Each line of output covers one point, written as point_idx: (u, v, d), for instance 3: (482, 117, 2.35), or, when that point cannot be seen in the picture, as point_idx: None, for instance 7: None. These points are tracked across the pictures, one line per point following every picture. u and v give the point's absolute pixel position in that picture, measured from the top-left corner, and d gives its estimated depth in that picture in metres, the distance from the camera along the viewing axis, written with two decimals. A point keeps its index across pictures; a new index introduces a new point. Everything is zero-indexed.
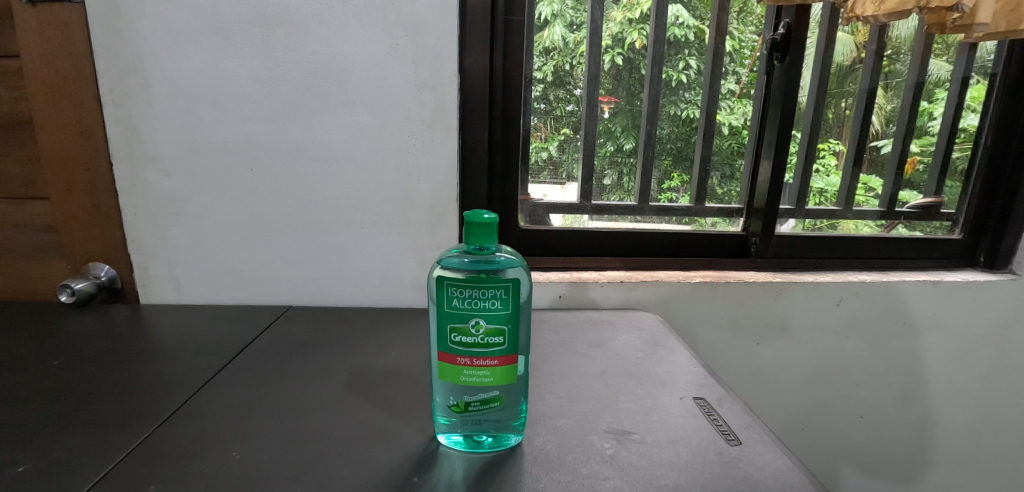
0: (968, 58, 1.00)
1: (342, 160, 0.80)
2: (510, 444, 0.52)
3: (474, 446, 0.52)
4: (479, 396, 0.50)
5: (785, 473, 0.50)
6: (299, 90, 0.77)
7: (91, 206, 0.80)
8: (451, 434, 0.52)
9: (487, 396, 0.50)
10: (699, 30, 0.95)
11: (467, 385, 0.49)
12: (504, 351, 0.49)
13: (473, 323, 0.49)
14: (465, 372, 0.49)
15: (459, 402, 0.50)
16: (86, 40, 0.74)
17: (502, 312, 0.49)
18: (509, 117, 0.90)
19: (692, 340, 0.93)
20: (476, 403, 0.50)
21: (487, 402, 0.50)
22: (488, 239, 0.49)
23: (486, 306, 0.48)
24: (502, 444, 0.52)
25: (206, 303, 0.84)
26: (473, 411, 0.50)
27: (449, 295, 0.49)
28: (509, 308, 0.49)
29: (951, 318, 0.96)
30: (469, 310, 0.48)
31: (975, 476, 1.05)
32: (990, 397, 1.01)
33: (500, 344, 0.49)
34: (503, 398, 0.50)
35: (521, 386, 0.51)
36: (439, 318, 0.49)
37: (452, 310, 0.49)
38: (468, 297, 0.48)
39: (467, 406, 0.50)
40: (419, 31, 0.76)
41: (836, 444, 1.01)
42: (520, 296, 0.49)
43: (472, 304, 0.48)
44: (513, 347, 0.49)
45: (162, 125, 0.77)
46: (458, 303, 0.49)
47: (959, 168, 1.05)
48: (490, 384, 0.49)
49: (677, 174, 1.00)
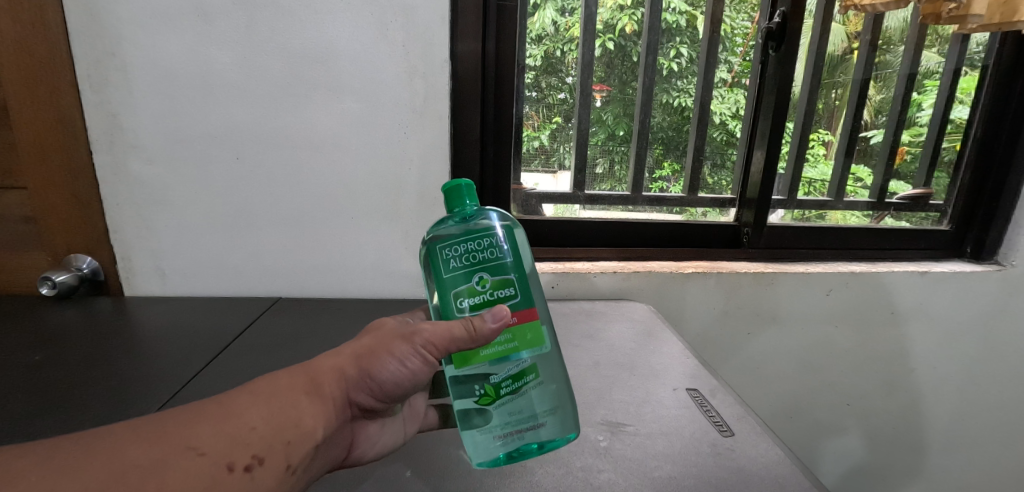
0: (960, 49, 1.00)
1: (330, 148, 0.78)
2: (558, 432, 0.49)
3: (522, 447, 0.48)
4: (509, 373, 0.47)
5: (778, 464, 0.50)
6: (285, 76, 0.75)
7: (71, 196, 0.77)
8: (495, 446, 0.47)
9: (516, 371, 0.47)
10: (691, 16, 0.94)
11: (488, 361, 0.47)
12: (517, 305, 0.48)
13: (479, 279, 0.48)
14: (484, 348, 0.47)
15: (488, 387, 0.47)
16: (62, 24, 0.71)
17: (502, 261, 0.48)
18: (501, 105, 0.88)
19: (683, 330, 0.93)
20: (506, 383, 0.47)
21: (519, 378, 0.48)
22: (467, 196, 0.51)
23: (485, 258, 0.48)
24: (553, 435, 0.48)
25: (193, 294, 0.83)
26: (506, 395, 0.47)
27: (446, 258, 0.48)
28: (509, 256, 0.49)
29: (938, 308, 0.97)
30: (469, 267, 0.48)
31: (956, 461, 1.07)
32: (974, 385, 1.03)
33: (511, 296, 0.48)
34: (536, 368, 0.48)
35: (548, 356, 0.50)
36: (440, 287, 0.49)
37: (452, 272, 0.48)
38: (465, 253, 0.48)
39: (498, 390, 0.47)
40: (408, 16, 0.75)
41: (823, 431, 1.02)
42: (515, 243, 0.50)
43: (471, 259, 0.48)
44: (525, 299, 0.48)
45: (143, 113, 0.75)
46: (456, 262, 0.48)
47: (948, 158, 1.05)
48: (517, 353, 0.48)
49: (669, 163, 0.99)
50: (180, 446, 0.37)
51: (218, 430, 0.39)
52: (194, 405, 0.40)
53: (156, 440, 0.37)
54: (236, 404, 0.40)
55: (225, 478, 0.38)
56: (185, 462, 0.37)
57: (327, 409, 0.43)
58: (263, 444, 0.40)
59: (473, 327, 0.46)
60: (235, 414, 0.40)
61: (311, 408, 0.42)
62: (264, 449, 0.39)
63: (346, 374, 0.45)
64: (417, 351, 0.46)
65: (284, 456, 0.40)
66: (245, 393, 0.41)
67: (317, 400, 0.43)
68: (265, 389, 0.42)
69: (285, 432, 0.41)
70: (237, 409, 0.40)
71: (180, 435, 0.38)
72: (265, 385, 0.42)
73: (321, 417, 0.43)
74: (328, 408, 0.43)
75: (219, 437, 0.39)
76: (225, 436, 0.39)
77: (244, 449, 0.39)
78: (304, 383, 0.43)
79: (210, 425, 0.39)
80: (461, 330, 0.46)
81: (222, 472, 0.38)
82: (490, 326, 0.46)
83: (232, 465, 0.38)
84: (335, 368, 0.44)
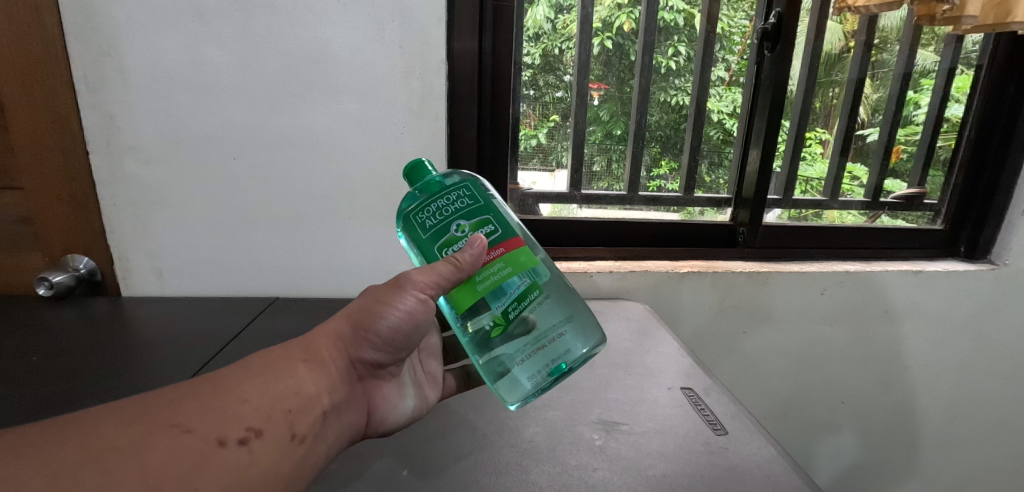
0: (954, 48, 1.00)
1: (327, 148, 0.78)
2: (577, 343, 0.50)
3: (552, 364, 0.49)
4: (512, 296, 0.49)
5: (770, 462, 0.51)
6: (282, 76, 0.75)
7: (68, 196, 0.78)
8: (524, 372, 0.49)
9: (520, 292, 0.49)
10: (688, 15, 0.95)
11: (488, 291, 0.49)
12: (499, 238, 0.50)
13: (456, 228, 0.50)
14: (478, 277, 0.49)
15: (497, 316, 0.49)
16: (58, 24, 0.71)
17: (473, 206, 0.51)
18: (498, 104, 0.88)
19: (679, 329, 0.94)
20: (514, 306, 0.49)
21: (524, 298, 0.49)
22: (426, 166, 0.54)
23: (456, 209, 0.50)
24: (574, 347, 0.50)
25: (190, 295, 0.83)
26: (516, 318, 0.49)
27: (420, 222, 0.51)
28: (478, 200, 0.51)
29: (931, 306, 0.98)
30: (443, 221, 0.50)
31: (950, 458, 1.08)
32: (966, 383, 1.04)
33: (491, 232, 0.50)
34: (538, 285, 0.50)
35: (546, 274, 0.52)
36: (424, 247, 0.51)
37: (431, 231, 0.50)
38: (437, 211, 0.50)
39: (506, 315, 0.49)
40: (405, 15, 0.75)
41: (818, 429, 1.03)
42: (482, 190, 0.52)
43: (444, 213, 0.50)
44: (505, 232, 0.50)
45: (140, 113, 0.75)
46: (431, 221, 0.50)
47: (943, 157, 1.05)
48: (512, 275, 0.49)
49: (666, 162, 1.00)
50: (165, 424, 0.38)
51: (204, 408, 0.39)
52: (177, 385, 0.40)
53: (138, 420, 0.38)
54: (227, 380, 0.41)
55: (217, 452, 0.38)
56: (172, 438, 0.37)
57: (323, 372, 0.45)
58: (256, 416, 0.41)
59: (453, 258, 0.48)
60: (225, 390, 0.41)
61: (307, 373, 0.44)
62: (257, 421, 0.40)
63: (341, 335, 0.47)
64: (406, 293, 0.48)
65: (283, 426, 0.41)
66: (237, 369, 0.43)
67: (315, 366, 0.45)
68: (258, 364, 0.43)
69: (283, 402, 0.42)
70: (228, 385, 0.41)
71: (162, 415, 0.38)
72: (256, 361, 0.43)
73: (319, 380, 0.44)
74: (328, 372, 0.45)
75: (206, 416, 0.39)
76: (213, 413, 0.39)
77: (235, 423, 0.40)
78: (299, 353, 0.45)
79: (197, 403, 0.39)
80: (444, 265, 0.48)
81: (212, 446, 0.38)
82: (470, 254, 0.49)
83: (223, 439, 0.39)
84: (330, 334, 0.47)
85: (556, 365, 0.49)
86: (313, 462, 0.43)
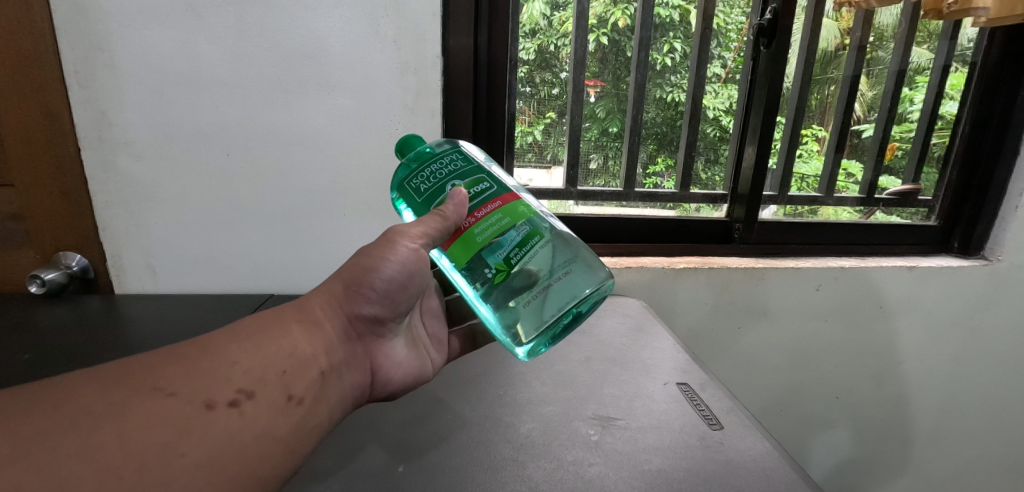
0: (949, 47, 1.00)
1: (321, 145, 0.78)
2: (586, 282, 0.50)
3: (562, 305, 0.48)
4: (512, 244, 0.49)
5: (765, 457, 0.51)
6: (276, 72, 0.75)
7: (60, 194, 0.77)
8: (535, 317, 0.48)
9: (521, 239, 0.49)
10: (684, 11, 0.94)
11: (486, 241, 0.49)
12: (494, 194, 0.51)
13: (451, 187, 0.51)
14: (477, 230, 0.49)
15: (500, 264, 0.49)
16: (49, 20, 0.71)
17: (466, 168, 0.52)
18: (493, 101, 0.88)
19: (674, 325, 0.94)
20: (516, 252, 0.49)
21: (525, 244, 0.49)
22: (416, 140, 0.55)
23: (450, 171, 0.52)
24: (582, 288, 0.49)
25: (184, 292, 0.83)
26: (520, 264, 0.49)
27: (415, 188, 0.52)
28: (470, 163, 0.53)
29: (926, 302, 0.98)
30: (438, 184, 0.51)
31: (943, 452, 1.09)
32: (959, 378, 1.04)
33: (486, 189, 0.51)
34: (538, 231, 0.50)
35: (546, 223, 0.52)
36: (419, 212, 0.52)
37: (425, 195, 0.51)
38: (430, 176, 0.51)
39: (509, 262, 0.49)
40: (399, 11, 0.75)
41: (813, 423, 1.03)
42: (473, 155, 0.54)
43: (437, 178, 0.51)
44: (500, 188, 0.51)
45: (132, 109, 0.74)
46: (425, 187, 0.51)
47: (937, 154, 1.05)
48: (510, 223, 0.50)
49: (662, 159, 1.00)
50: (148, 389, 0.38)
51: (190, 373, 0.39)
52: (162, 351, 0.40)
53: (119, 385, 0.37)
54: (215, 345, 0.41)
55: (206, 416, 0.38)
56: (156, 403, 0.37)
57: (316, 331, 0.45)
58: (247, 379, 0.41)
59: (439, 210, 0.49)
60: (213, 354, 0.41)
61: (299, 333, 0.44)
62: (247, 384, 0.40)
63: (336, 294, 0.48)
64: (398, 245, 0.49)
65: (277, 388, 0.41)
66: (226, 333, 0.43)
67: (308, 326, 0.45)
68: (247, 327, 0.43)
69: (277, 363, 0.42)
70: (216, 348, 0.41)
71: (144, 380, 0.38)
72: (246, 325, 0.44)
73: (313, 340, 0.45)
74: (324, 331, 0.46)
75: (191, 380, 0.39)
76: (198, 377, 0.39)
77: (225, 387, 0.40)
78: (292, 314, 0.45)
79: (181, 368, 0.39)
80: (432, 218, 0.48)
81: (199, 409, 0.38)
82: (453, 206, 0.49)
83: (211, 402, 0.39)
84: (324, 294, 0.47)
85: (568, 307, 0.49)
86: (314, 424, 0.43)
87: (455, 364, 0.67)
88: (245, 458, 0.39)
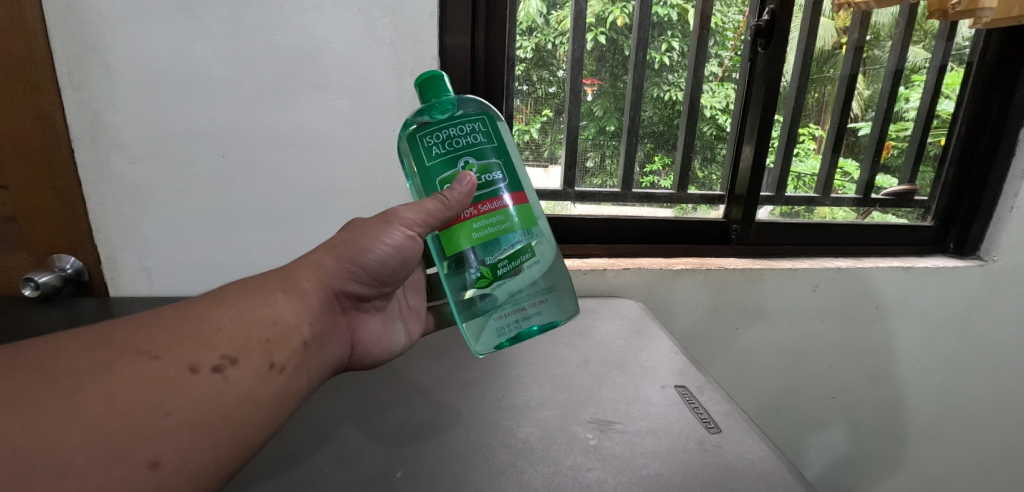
0: (945, 46, 1.00)
1: (318, 146, 0.78)
2: (551, 312, 0.53)
3: (524, 324, 0.52)
4: (504, 254, 0.51)
5: (764, 460, 0.51)
6: (272, 72, 0.74)
7: (53, 195, 0.76)
8: (498, 326, 0.51)
9: (513, 252, 0.51)
10: (682, 10, 0.94)
11: (483, 239, 0.50)
12: (504, 190, 0.51)
13: (463, 165, 0.51)
14: (476, 224, 0.50)
15: (486, 270, 0.50)
16: (42, 20, 0.70)
17: (484, 144, 0.52)
18: (491, 101, 0.88)
19: (671, 326, 0.94)
20: (504, 264, 0.51)
21: (516, 258, 0.51)
22: (442, 87, 0.53)
23: (467, 142, 0.51)
24: (548, 316, 0.53)
25: (180, 294, 0.83)
26: (504, 277, 0.51)
27: (427, 147, 0.51)
28: (491, 141, 0.52)
29: (921, 302, 0.98)
30: (454, 152, 0.51)
31: (937, 451, 1.09)
32: (954, 377, 1.05)
33: (497, 181, 0.51)
34: (532, 250, 0.52)
35: (542, 242, 0.53)
36: (424, 174, 0.52)
37: (435, 158, 0.51)
38: (446, 140, 0.51)
39: (495, 271, 0.50)
40: (395, 10, 0.74)
41: (808, 422, 1.03)
42: (496, 129, 0.53)
43: (453, 144, 0.51)
44: (513, 184, 0.52)
45: (126, 110, 0.74)
46: (438, 150, 0.51)
47: (933, 153, 1.06)
48: (510, 233, 0.51)
49: (659, 157, 1.01)
50: (133, 351, 0.39)
51: (173, 338, 0.41)
52: (147, 315, 0.42)
53: (102, 347, 0.39)
54: (200, 310, 0.43)
55: (190, 379, 0.39)
56: (139, 363, 0.38)
57: (302, 302, 0.47)
58: (231, 345, 0.42)
59: (441, 195, 0.49)
60: (196, 319, 0.42)
61: (285, 304, 0.46)
62: (231, 349, 0.42)
63: (324, 269, 0.49)
64: (394, 228, 0.51)
65: (259, 355, 0.43)
66: (211, 298, 0.44)
67: (294, 295, 0.47)
68: (235, 293, 0.45)
69: (260, 332, 0.43)
70: (201, 314, 0.42)
71: (128, 343, 0.39)
72: (230, 292, 0.45)
73: (298, 311, 0.46)
74: (307, 303, 0.47)
75: (175, 344, 0.40)
76: (182, 342, 0.40)
77: (209, 352, 0.41)
78: (278, 283, 0.47)
79: (166, 332, 0.41)
80: (432, 202, 0.49)
81: (182, 372, 0.39)
82: (458, 192, 0.50)
83: (195, 366, 0.40)
84: (313, 266, 0.49)
85: (525, 326, 0.52)
86: (293, 391, 0.44)
87: (453, 367, 0.67)
88: (227, 421, 0.40)
